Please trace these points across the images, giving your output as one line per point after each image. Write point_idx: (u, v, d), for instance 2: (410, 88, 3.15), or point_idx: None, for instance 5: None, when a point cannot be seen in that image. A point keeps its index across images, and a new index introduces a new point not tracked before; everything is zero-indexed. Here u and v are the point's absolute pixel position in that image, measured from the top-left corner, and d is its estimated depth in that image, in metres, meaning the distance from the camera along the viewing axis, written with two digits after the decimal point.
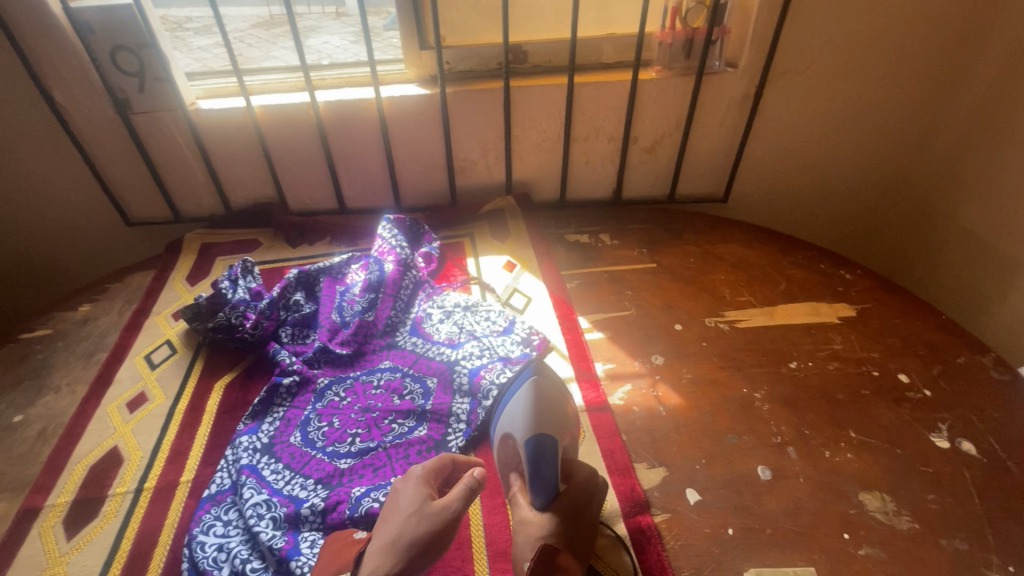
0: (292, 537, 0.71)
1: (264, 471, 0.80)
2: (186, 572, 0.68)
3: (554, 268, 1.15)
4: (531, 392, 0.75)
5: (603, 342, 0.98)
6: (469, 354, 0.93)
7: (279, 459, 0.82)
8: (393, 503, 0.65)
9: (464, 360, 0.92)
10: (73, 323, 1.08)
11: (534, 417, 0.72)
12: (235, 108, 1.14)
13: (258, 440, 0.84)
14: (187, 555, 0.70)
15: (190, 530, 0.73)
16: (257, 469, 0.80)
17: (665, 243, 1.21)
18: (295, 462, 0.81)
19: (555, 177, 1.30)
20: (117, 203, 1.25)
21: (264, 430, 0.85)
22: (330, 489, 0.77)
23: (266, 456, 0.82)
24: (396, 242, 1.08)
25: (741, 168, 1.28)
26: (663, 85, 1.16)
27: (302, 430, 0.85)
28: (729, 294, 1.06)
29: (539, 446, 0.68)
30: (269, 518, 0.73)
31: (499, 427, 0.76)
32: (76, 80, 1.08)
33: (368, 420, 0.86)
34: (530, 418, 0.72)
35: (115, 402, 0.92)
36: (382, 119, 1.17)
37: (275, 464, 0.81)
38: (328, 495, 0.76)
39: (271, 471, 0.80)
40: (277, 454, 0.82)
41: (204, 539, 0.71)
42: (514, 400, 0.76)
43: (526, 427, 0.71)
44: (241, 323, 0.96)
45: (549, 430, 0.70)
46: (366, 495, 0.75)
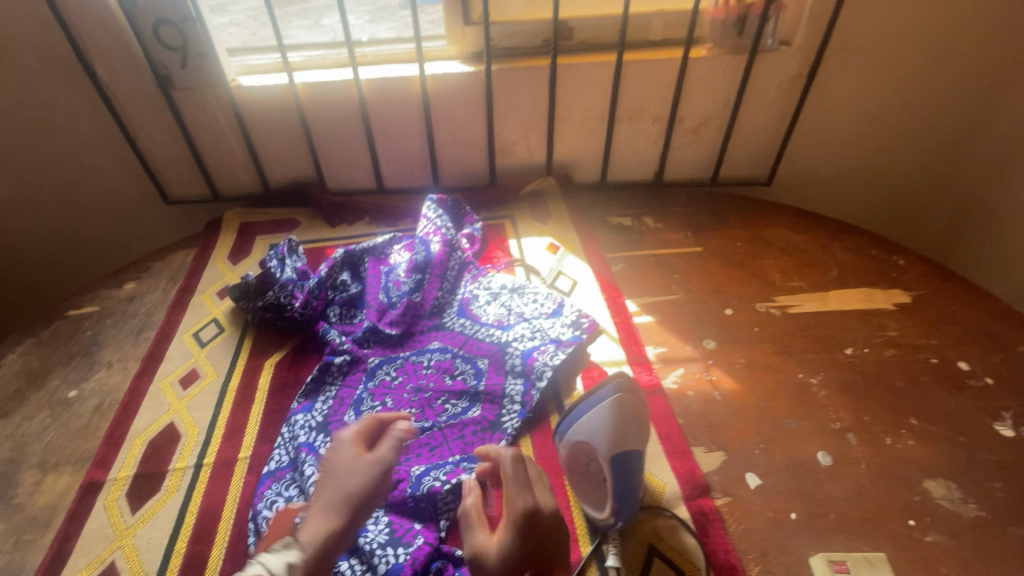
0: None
1: (322, 449, 0.80)
2: (255, 546, 0.69)
3: (598, 250, 1.14)
4: (615, 413, 0.66)
5: (653, 326, 0.97)
6: (520, 336, 0.92)
7: (335, 437, 0.82)
8: (323, 468, 0.66)
9: (516, 342, 0.92)
10: (119, 300, 1.08)
11: (621, 440, 0.65)
12: (277, 85, 1.13)
13: (313, 419, 0.84)
14: (255, 529, 0.71)
15: (254, 505, 0.74)
16: (314, 447, 0.80)
17: (711, 227, 1.19)
18: None
19: (597, 158, 1.28)
20: (157, 180, 1.25)
21: (318, 409, 0.85)
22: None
23: (322, 435, 0.82)
24: (440, 222, 1.08)
25: (788, 150, 1.25)
26: (713, 64, 1.13)
27: (356, 408, 0.86)
28: (779, 279, 1.05)
29: (625, 464, 0.65)
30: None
31: (569, 436, 0.69)
32: (119, 56, 1.07)
33: (421, 400, 0.87)
34: (615, 437, 0.65)
35: (167, 379, 0.92)
36: (426, 97, 1.15)
37: (332, 441, 0.81)
38: (389, 473, 0.77)
39: (328, 450, 0.80)
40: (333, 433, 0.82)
41: (269, 514, 0.72)
42: (592, 415, 0.67)
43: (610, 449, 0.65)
44: (290, 302, 0.96)
45: (634, 448, 0.65)
46: (427, 473, 0.75)
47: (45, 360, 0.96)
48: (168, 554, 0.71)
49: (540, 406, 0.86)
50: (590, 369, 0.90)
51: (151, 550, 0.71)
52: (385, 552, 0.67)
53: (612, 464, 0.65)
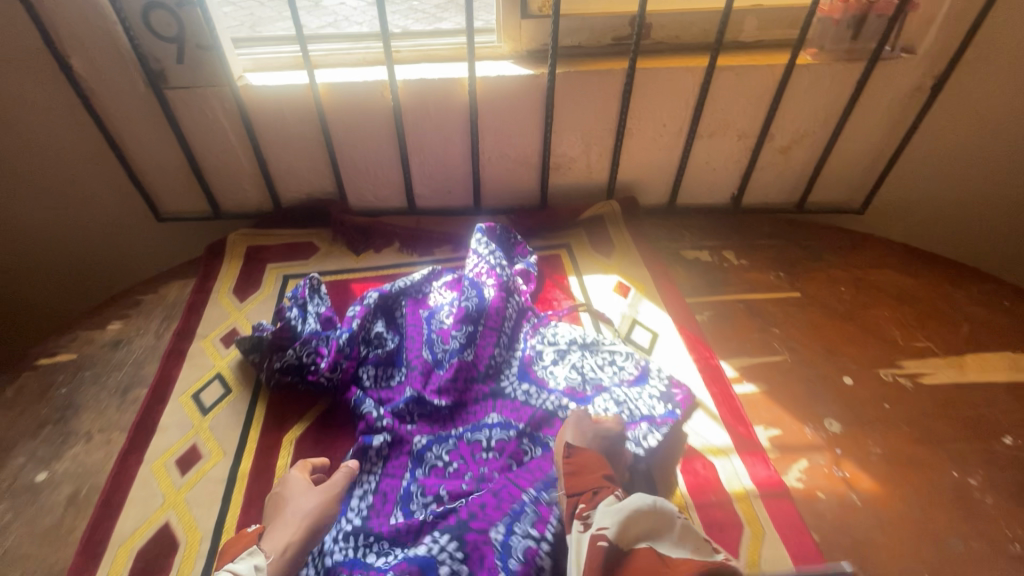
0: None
1: (367, 557, 0.60)
2: None
3: (677, 292, 0.95)
4: None
5: (759, 399, 0.79)
6: (603, 413, 0.74)
7: (380, 540, 0.62)
8: (279, 498, 0.67)
9: (597, 418, 0.74)
10: (101, 346, 0.89)
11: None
12: (293, 85, 0.93)
13: (349, 524, 0.65)
14: None
15: None
16: (358, 561, 0.60)
17: (805, 266, 1.01)
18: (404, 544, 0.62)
19: (666, 178, 1.09)
20: (147, 195, 1.05)
21: (355, 509, 0.67)
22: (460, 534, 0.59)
23: (362, 540, 0.62)
24: (494, 259, 0.90)
25: (892, 174, 1.07)
26: (820, 73, 0.95)
27: (405, 507, 0.68)
28: (900, 337, 0.87)
29: None
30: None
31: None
32: (100, 46, 0.87)
33: (475, 474, 0.70)
34: None
35: (161, 459, 0.74)
36: (472, 104, 0.96)
37: (377, 544, 0.62)
38: (462, 544, 0.58)
39: (375, 556, 0.61)
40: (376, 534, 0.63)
41: None
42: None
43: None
44: (314, 362, 0.79)
45: None
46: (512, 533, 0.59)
47: (7, 430, 0.78)
48: None
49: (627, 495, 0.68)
50: (693, 460, 0.71)
51: None
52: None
53: None
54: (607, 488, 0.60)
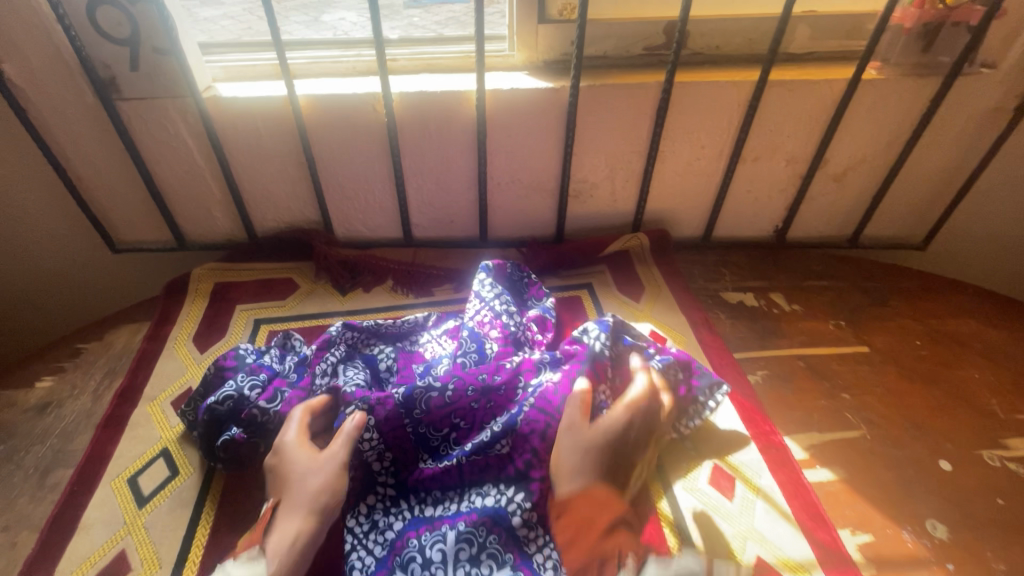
0: (529, 569, 0.56)
1: (426, 512, 0.61)
2: None
3: (724, 349, 0.79)
4: None
5: (840, 492, 0.63)
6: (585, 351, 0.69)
7: (426, 492, 0.62)
8: (278, 474, 0.61)
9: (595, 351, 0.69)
10: (24, 411, 0.73)
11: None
12: (269, 98, 0.79)
13: (384, 492, 0.63)
14: None
15: None
16: (417, 521, 0.60)
17: (869, 313, 0.86)
18: (451, 479, 0.62)
19: (702, 209, 0.94)
20: (96, 222, 0.89)
21: (381, 478, 0.63)
22: (524, 486, 0.60)
23: (405, 501, 0.62)
24: (502, 305, 0.76)
25: (963, 206, 0.92)
26: (886, 91, 0.81)
27: (434, 453, 0.65)
28: (999, 406, 0.72)
29: None
30: (486, 559, 0.56)
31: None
32: (35, 48, 0.73)
33: (476, 407, 0.65)
34: None
35: (79, 573, 0.58)
36: (480, 122, 0.81)
37: (430, 498, 0.62)
38: (531, 498, 0.59)
39: (433, 508, 0.61)
40: (415, 490, 0.63)
41: None
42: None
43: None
44: (254, 396, 0.65)
45: None
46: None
47: None
48: None
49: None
50: (717, 437, 0.69)
51: None
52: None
53: None
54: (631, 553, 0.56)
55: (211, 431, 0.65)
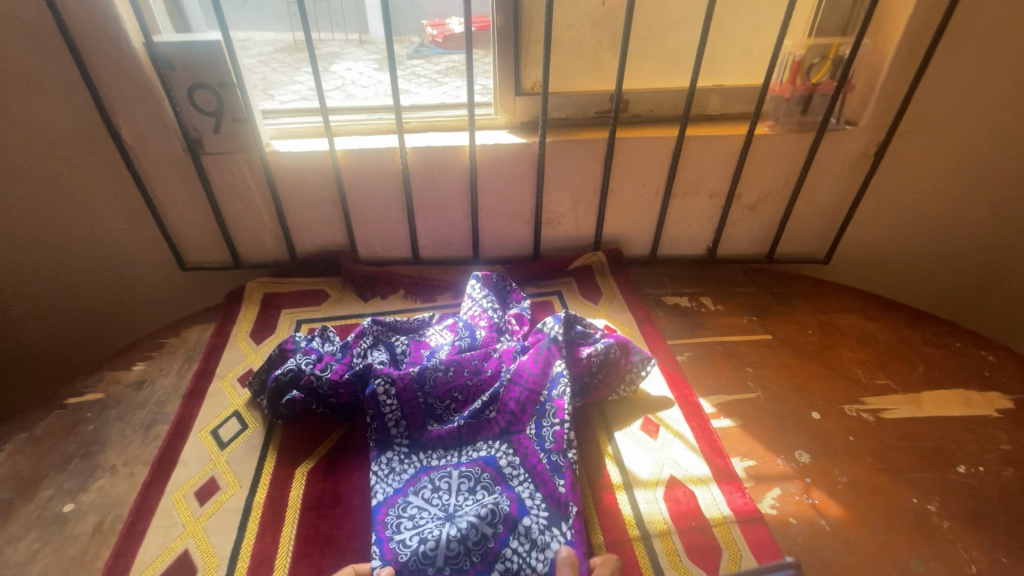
0: (512, 493, 0.75)
1: (432, 461, 0.81)
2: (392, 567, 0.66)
3: (659, 337, 1.04)
4: None
5: (735, 433, 0.86)
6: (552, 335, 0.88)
7: (432, 447, 0.83)
8: None
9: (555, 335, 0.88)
10: (126, 386, 0.96)
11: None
12: (314, 151, 1.05)
13: (400, 446, 0.83)
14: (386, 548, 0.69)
15: None
16: (427, 467, 0.81)
17: (775, 311, 1.10)
18: (451, 440, 0.83)
19: (647, 232, 1.20)
20: (174, 246, 1.15)
21: (398, 434, 0.84)
22: (506, 440, 0.83)
23: (417, 453, 0.83)
24: (487, 304, 1.00)
25: (851, 228, 1.18)
26: (777, 142, 1.08)
27: (438, 419, 0.87)
28: (863, 375, 0.95)
29: None
30: (479, 487, 0.76)
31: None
32: (147, 118, 0.99)
33: (474, 386, 0.88)
34: None
35: (181, 491, 0.79)
36: (472, 167, 1.08)
37: (435, 452, 0.83)
38: (512, 447, 0.82)
39: (437, 459, 0.82)
40: (425, 446, 0.83)
41: (401, 536, 0.70)
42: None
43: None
44: (309, 368, 0.88)
45: None
46: (542, 426, 0.82)
47: (37, 464, 0.83)
48: None
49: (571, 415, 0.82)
50: (652, 402, 0.91)
51: None
52: (551, 532, 0.71)
53: None
54: None
55: (275, 393, 0.88)
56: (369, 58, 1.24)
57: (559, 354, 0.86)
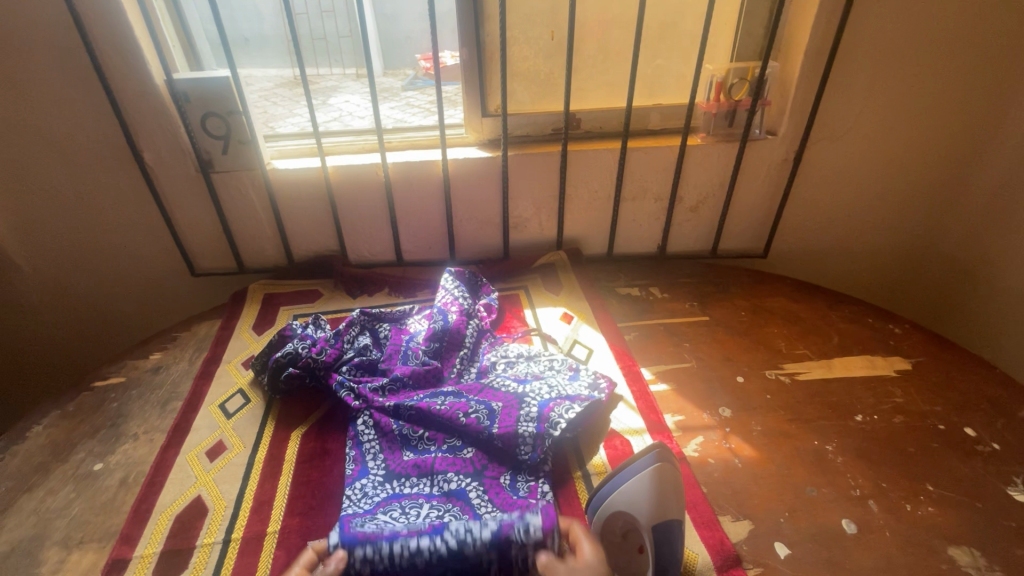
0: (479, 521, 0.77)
1: (405, 490, 0.82)
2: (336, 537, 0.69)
3: (610, 320, 1.19)
4: (652, 482, 0.63)
5: (669, 394, 1.00)
6: (536, 390, 0.94)
7: (407, 476, 0.85)
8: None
9: (533, 394, 0.93)
10: (146, 370, 1.11)
11: (660, 511, 0.62)
12: (308, 169, 1.22)
13: (375, 477, 0.85)
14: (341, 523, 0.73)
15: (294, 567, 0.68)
16: (398, 495, 0.82)
17: (715, 298, 1.25)
18: (425, 470, 0.85)
19: (603, 233, 1.36)
20: (186, 253, 1.31)
21: (374, 468, 0.86)
22: (478, 478, 0.84)
23: (392, 482, 0.84)
24: (458, 293, 1.14)
25: (782, 225, 1.34)
26: (709, 151, 1.24)
27: (412, 447, 0.89)
28: (785, 346, 1.10)
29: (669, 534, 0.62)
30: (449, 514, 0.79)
31: (609, 503, 0.66)
32: (165, 142, 1.16)
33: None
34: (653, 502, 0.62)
35: (194, 451, 0.93)
36: (446, 179, 1.24)
37: (408, 481, 0.84)
38: (483, 484, 0.83)
39: (410, 487, 0.83)
40: (401, 476, 0.85)
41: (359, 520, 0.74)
42: (636, 481, 0.64)
43: (650, 519, 0.62)
44: (305, 351, 1.02)
45: (675, 516, 0.63)
46: (516, 478, 0.84)
47: (70, 434, 0.97)
48: None
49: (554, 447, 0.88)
50: (616, 409, 0.97)
51: None
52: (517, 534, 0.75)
53: (655, 533, 0.62)
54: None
55: (275, 372, 1.02)
56: (361, 90, 1.43)
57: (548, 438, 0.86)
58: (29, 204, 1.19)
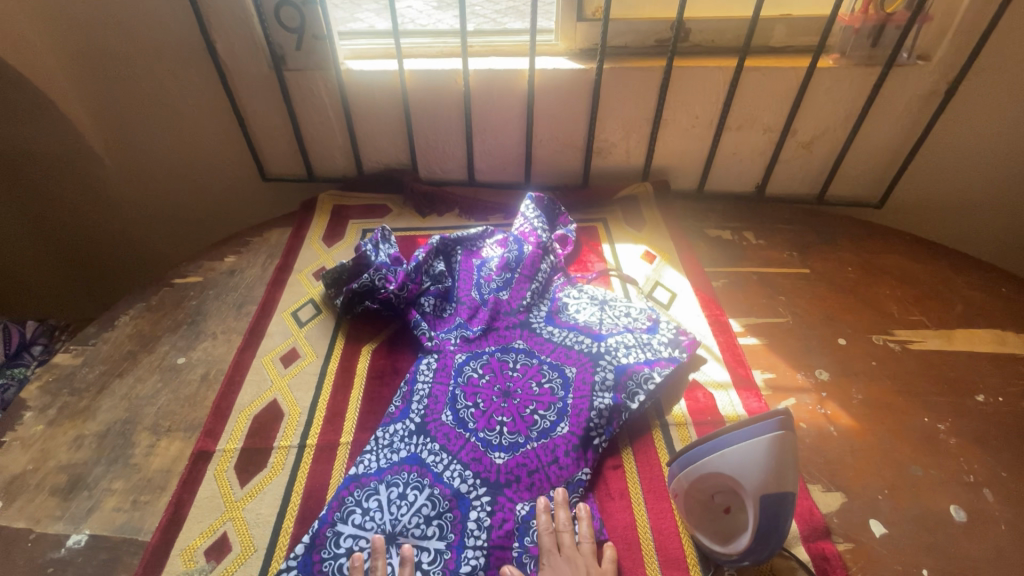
0: (455, 552, 0.68)
1: (426, 458, 0.77)
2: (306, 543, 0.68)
3: (697, 264, 1.09)
4: (771, 455, 0.55)
5: (760, 349, 0.92)
6: (615, 347, 0.87)
7: (434, 439, 0.79)
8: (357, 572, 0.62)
9: (610, 353, 0.86)
10: (221, 273, 1.11)
11: (775, 482, 0.55)
12: (384, 72, 1.12)
13: (410, 424, 0.80)
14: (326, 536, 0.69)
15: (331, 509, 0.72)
16: (419, 459, 0.77)
17: (818, 248, 1.12)
18: (452, 445, 0.78)
19: (696, 166, 1.22)
20: (258, 157, 1.28)
21: (415, 412, 0.82)
22: (493, 494, 0.73)
23: (422, 438, 0.79)
24: (537, 224, 1.05)
25: (910, 171, 1.16)
26: (840, 76, 1.05)
27: (451, 408, 0.82)
28: (897, 311, 0.98)
29: (778, 502, 0.56)
30: (435, 525, 0.71)
31: (707, 463, 0.59)
32: (238, 32, 1.08)
33: (512, 409, 0.82)
34: (767, 477, 0.55)
35: (269, 355, 0.94)
36: (530, 92, 1.12)
37: (433, 449, 0.78)
38: (491, 505, 0.72)
39: (431, 456, 0.77)
40: (431, 434, 0.79)
41: (342, 529, 0.70)
42: (746, 448, 0.56)
43: (760, 487, 0.55)
44: (383, 285, 0.97)
45: (788, 486, 0.55)
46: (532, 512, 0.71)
47: (154, 326, 1.00)
48: (276, 530, 0.72)
49: (629, 421, 0.82)
50: (700, 360, 0.90)
51: (259, 524, 0.73)
52: None
53: (762, 506, 0.56)
54: (693, 522, 0.64)
55: (351, 300, 0.98)
56: None
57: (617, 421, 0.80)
58: (107, 93, 1.17)
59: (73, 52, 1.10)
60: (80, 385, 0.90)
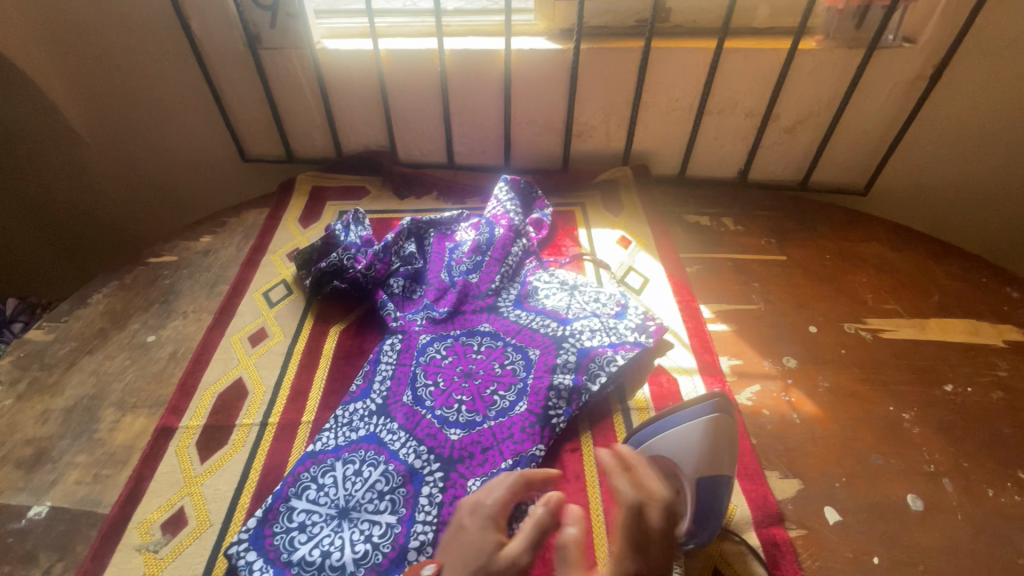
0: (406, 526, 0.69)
1: (383, 435, 0.77)
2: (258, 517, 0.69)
3: (672, 249, 1.07)
4: (709, 434, 0.60)
5: (728, 336, 0.91)
6: (580, 331, 0.86)
7: (394, 418, 0.79)
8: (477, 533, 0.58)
9: (574, 337, 0.86)
10: (196, 252, 1.11)
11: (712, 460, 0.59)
12: (360, 52, 1.11)
13: (371, 403, 0.81)
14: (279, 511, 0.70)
15: (286, 484, 0.72)
16: (377, 438, 0.77)
17: (797, 235, 1.11)
18: (409, 423, 0.78)
19: (677, 150, 1.20)
20: (237, 138, 1.27)
21: (376, 392, 0.82)
22: (446, 470, 0.74)
23: (382, 417, 0.79)
24: (510, 206, 1.04)
25: (895, 158, 1.14)
26: (823, 58, 1.03)
27: (412, 388, 0.82)
28: (872, 299, 0.97)
29: (713, 481, 0.60)
30: (388, 500, 0.71)
31: (651, 445, 0.63)
32: (211, 9, 1.07)
33: (472, 388, 0.82)
34: (705, 454, 0.60)
35: (238, 334, 0.95)
36: (507, 73, 1.10)
37: (391, 426, 0.78)
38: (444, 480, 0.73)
39: (389, 434, 0.77)
40: (392, 413, 0.79)
41: (295, 504, 0.70)
42: (688, 428, 0.60)
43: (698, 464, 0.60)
44: (352, 264, 0.97)
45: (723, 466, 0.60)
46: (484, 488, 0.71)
47: (127, 304, 1.00)
48: (233, 505, 0.73)
49: (591, 404, 0.82)
50: (667, 345, 0.89)
51: (217, 500, 0.73)
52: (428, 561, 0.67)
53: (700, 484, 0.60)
54: None
55: (320, 279, 0.98)
56: None
57: (576, 403, 0.79)
58: (84, 71, 1.16)
59: (47, 28, 1.10)
60: (50, 361, 0.91)
